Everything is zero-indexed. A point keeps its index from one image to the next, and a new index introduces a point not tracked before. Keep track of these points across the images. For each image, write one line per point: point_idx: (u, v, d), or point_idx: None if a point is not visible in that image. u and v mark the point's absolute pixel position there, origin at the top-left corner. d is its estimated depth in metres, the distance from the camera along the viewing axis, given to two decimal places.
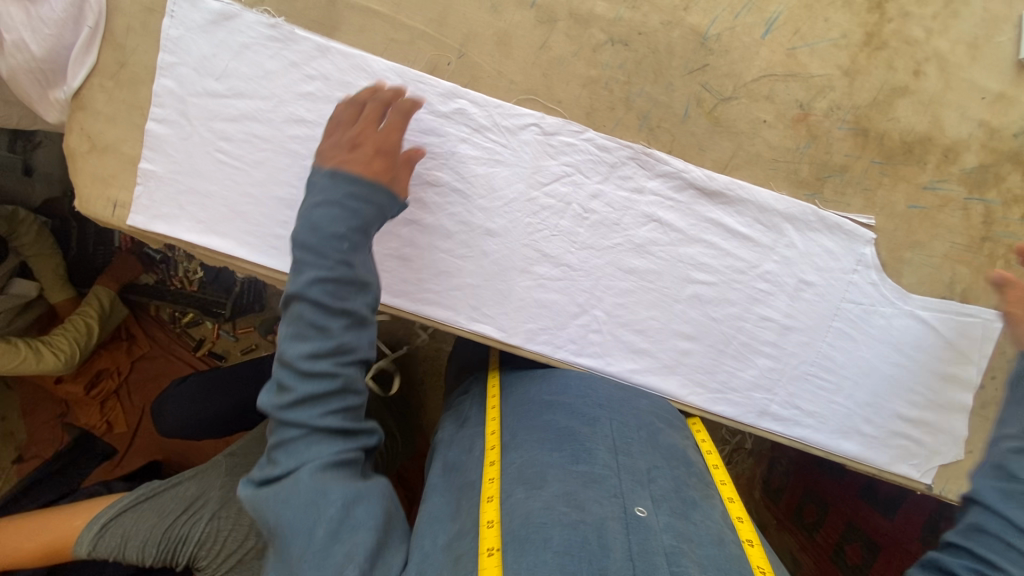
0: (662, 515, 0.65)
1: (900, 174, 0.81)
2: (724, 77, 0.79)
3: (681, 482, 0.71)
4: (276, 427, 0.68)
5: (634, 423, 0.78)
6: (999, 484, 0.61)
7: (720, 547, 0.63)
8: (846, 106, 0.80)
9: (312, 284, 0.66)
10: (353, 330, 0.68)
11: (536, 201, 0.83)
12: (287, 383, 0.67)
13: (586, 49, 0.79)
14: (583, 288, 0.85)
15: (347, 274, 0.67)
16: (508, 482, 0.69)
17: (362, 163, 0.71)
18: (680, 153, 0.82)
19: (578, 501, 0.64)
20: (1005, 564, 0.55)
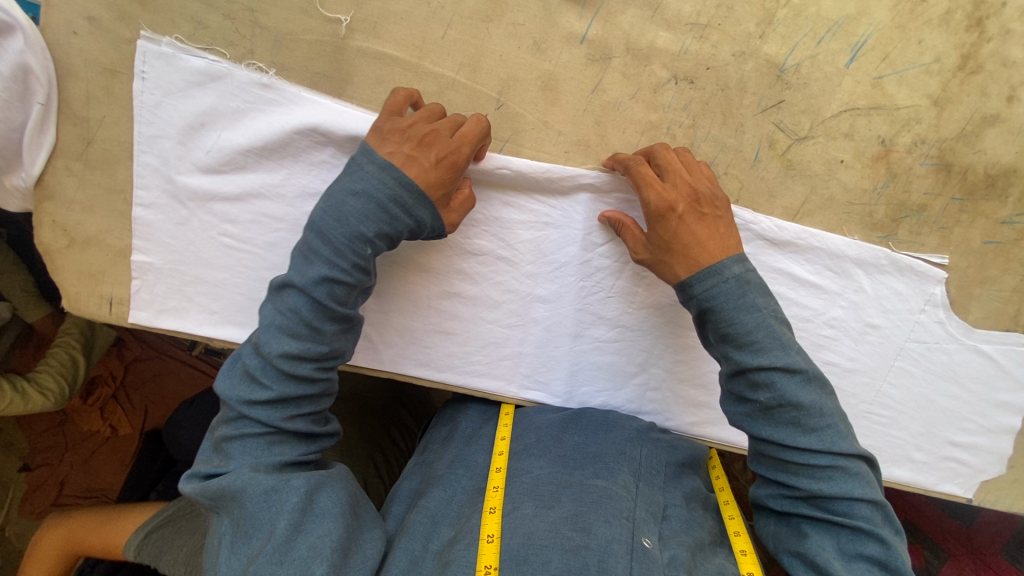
0: (666, 550, 0.62)
1: (979, 210, 0.75)
2: (800, 114, 0.70)
3: (694, 521, 0.68)
4: (235, 416, 0.60)
5: (658, 457, 0.74)
6: (743, 409, 0.61)
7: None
8: (932, 139, 0.72)
9: (315, 283, 0.57)
10: (343, 336, 0.61)
11: (591, 262, 0.75)
12: (262, 378, 0.59)
13: (646, 89, 0.68)
14: (642, 347, 0.80)
15: (360, 279, 0.59)
16: (519, 493, 0.66)
17: (422, 168, 0.59)
18: (749, 201, 0.73)
19: (584, 523, 0.61)
20: (797, 484, 0.57)
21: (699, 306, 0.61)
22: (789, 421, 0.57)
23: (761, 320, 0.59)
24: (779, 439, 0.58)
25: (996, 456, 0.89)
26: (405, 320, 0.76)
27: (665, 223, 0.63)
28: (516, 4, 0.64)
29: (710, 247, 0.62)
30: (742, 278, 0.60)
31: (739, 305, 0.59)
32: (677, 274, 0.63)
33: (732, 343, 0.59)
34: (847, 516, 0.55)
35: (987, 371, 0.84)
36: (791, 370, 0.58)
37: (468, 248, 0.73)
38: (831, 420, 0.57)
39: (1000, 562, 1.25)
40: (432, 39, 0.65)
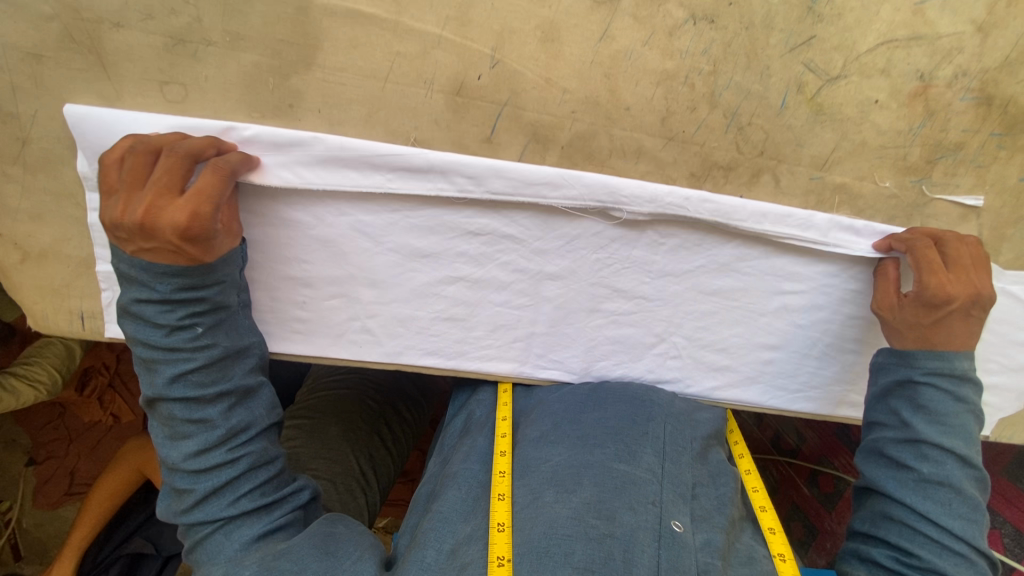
0: (698, 534, 0.61)
1: (1019, 145, 0.69)
2: (832, 51, 0.62)
3: (724, 498, 0.67)
4: (186, 531, 0.59)
5: (685, 431, 0.72)
6: (894, 474, 0.68)
7: (754, 567, 0.61)
8: (973, 70, 0.65)
9: (172, 383, 0.56)
10: (241, 407, 0.59)
11: (604, 234, 0.68)
12: (181, 486, 0.58)
13: (661, 32, 0.60)
14: (661, 317, 0.75)
15: (219, 352, 0.57)
16: (538, 482, 0.64)
17: (167, 254, 0.52)
18: (774, 153, 0.66)
19: (609, 510, 0.59)
20: (916, 549, 0.63)
21: (914, 375, 0.68)
22: (942, 501, 0.65)
23: (956, 410, 0.67)
24: (924, 510, 0.64)
25: (1017, 393, 0.88)
26: (407, 310, 0.70)
27: (932, 312, 0.67)
28: None
29: (960, 340, 0.67)
30: (966, 376, 0.67)
31: (954, 391, 0.67)
32: (904, 341, 0.69)
33: (924, 413, 0.67)
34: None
35: (1013, 312, 0.81)
36: (961, 460, 0.66)
37: (471, 228, 0.66)
38: (972, 519, 0.64)
39: (1004, 485, 1.21)
40: None
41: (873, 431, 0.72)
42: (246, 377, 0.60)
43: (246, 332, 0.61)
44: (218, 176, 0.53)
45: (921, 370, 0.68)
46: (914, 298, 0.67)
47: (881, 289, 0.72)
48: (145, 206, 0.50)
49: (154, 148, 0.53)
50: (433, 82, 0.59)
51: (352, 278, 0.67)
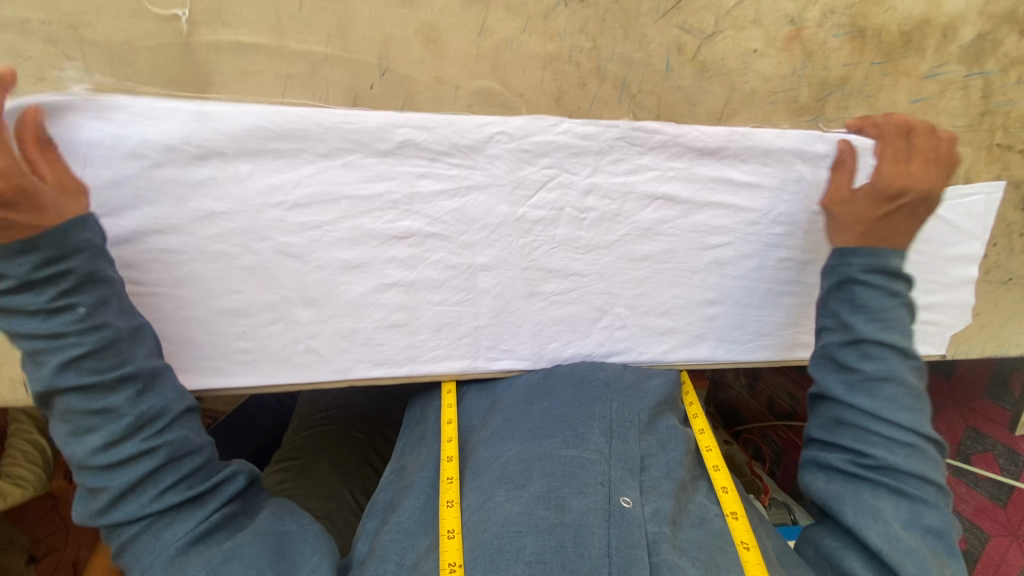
0: (648, 505, 0.62)
1: (900, 70, 0.73)
2: (701, 11, 0.66)
3: (673, 463, 0.69)
4: (111, 537, 0.56)
5: (630, 406, 0.73)
6: (843, 377, 0.68)
7: (706, 527, 0.63)
8: (840, 7, 0.69)
9: (60, 372, 0.53)
10: (150, 394, 0.56)
11: (525, 218, 0.71)
12: (96, 486, 0.55)
13: (536, 18, 0.63)
14: (599, 290, 0.77)
15: (108, 333, 0.54)
16: (489, 480, 0.64)
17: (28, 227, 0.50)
18: (670, 115, 0.70)
19: (558, 498, 0.59)
20: (870, 450, 0.64)
21: (848, 273, 0.69)
22: (889, 396, 0.65)
23: (892, 304, 0.67)
24: (874, 409, 0.65)
25: (960, 307, 0.91)
26: (349, 325, 0.71)
27: (886, 203, 0.68)
28: None
29: (906, 236, 0.69)
30: (901, 270, 0.68)
31: (887, 283, 0.67)
32: (844, 238, 0.71)
33: (863, 311, 0.67)
34: (914, 487, 0.62)
35: (937, 230, 0.84)
36: (902, 352, 0.66)
37: (393, 233, 0.68)
38: (918, 409, 0.66)
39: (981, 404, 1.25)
40: (288, 14, 0.58)
41: (820, 338, 0.72)
42: (149, 359, 0.57)
43: (137, 313, 0.59)
44: None
45: (854, 273, 0.68)
46: (869, 189, 0.69)
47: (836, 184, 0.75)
48: None
49: None
50: (328, 97, 0.61)
51: (287, 301, 0.68)
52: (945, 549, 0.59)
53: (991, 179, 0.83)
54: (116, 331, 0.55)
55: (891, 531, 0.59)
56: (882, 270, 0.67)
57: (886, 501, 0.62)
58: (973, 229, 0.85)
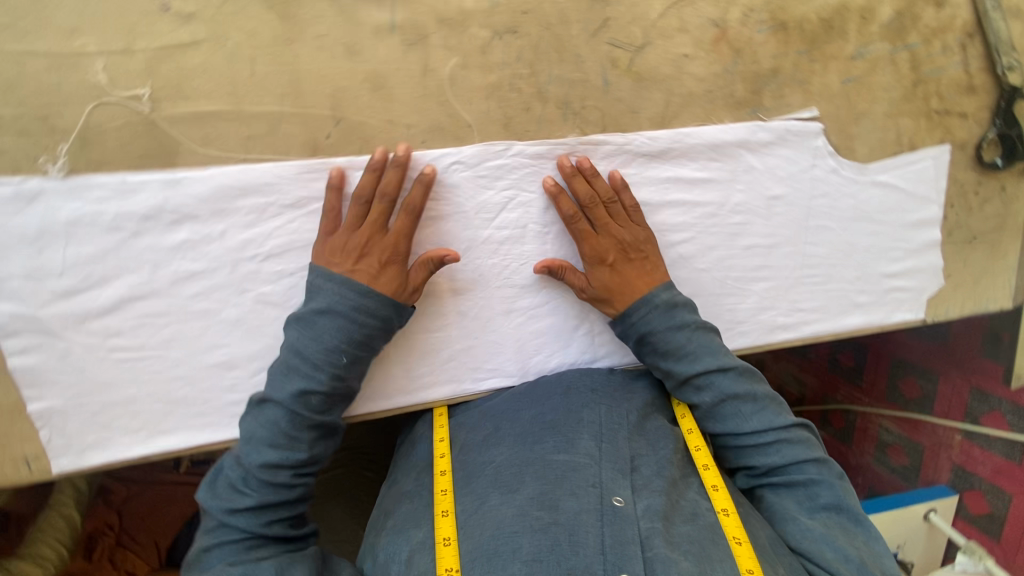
0: (640, 503, 0.64)
1: (828, 55, 0.77)
2: (629, 26, 0.70)
3: (663, 461, 0.70)
4: (214, 525, 0.61)
5: (619, 408, 0.74)
6: (698, 411, 0.75)
7: (697, 522, 0.64)
8: (758, 5, 0.73)
9: (297, 399, 0.61)
10: (326, 444, 0.64)
11: (491, 239, 0.74)
12: (245, 487, 0.61)
13: (474, 52, 0.67)
14: (573, 299, 0.80)
15: (338, 387, 0.64)
16: (483, 485, 0.66)
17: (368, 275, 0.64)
18: (615, 125, 0.74)
19: (552, 499, 0.62)
20: (755, 462, 0.72)
21: (637, 330, 0.73)
22: (734, 412, 0.72)
23: (688, 337, 0.73)
24: (731, 428, 0.72)
25: (930, 270, 0.93)
26: None
27: (608, 269, 0.73)
28: (311, 15, 0.61)
29: (641, 282, 0.73)
30: (671, 304, 0.73)
31: (671, 325, 0.73)
32: (626, 300, 0.73)
33: (673, 357, 0.73)
34: (803, 474, 0.69)
35: (894, 198, 0.87)
36: (725, 370, 0.72)
37: None
38: (767, 405, 0.72)
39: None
40: (241, 79, 0.62)
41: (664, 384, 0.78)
42: (343, 417, 0.66)
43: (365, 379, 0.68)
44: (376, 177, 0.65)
45: (640, 322, 0.73)
46: (602, 265, 0.73)
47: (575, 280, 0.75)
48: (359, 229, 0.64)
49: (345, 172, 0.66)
50: (288, 151, 0.65)
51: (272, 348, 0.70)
52: (852, 520, 0.66)
53: (935, 144, 0.86)
54: (344, 386, 0.65)
55: (803, 530, 0.66)
56: (660, 309, 0.73)
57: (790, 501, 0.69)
58: (927, 193, 0.88)
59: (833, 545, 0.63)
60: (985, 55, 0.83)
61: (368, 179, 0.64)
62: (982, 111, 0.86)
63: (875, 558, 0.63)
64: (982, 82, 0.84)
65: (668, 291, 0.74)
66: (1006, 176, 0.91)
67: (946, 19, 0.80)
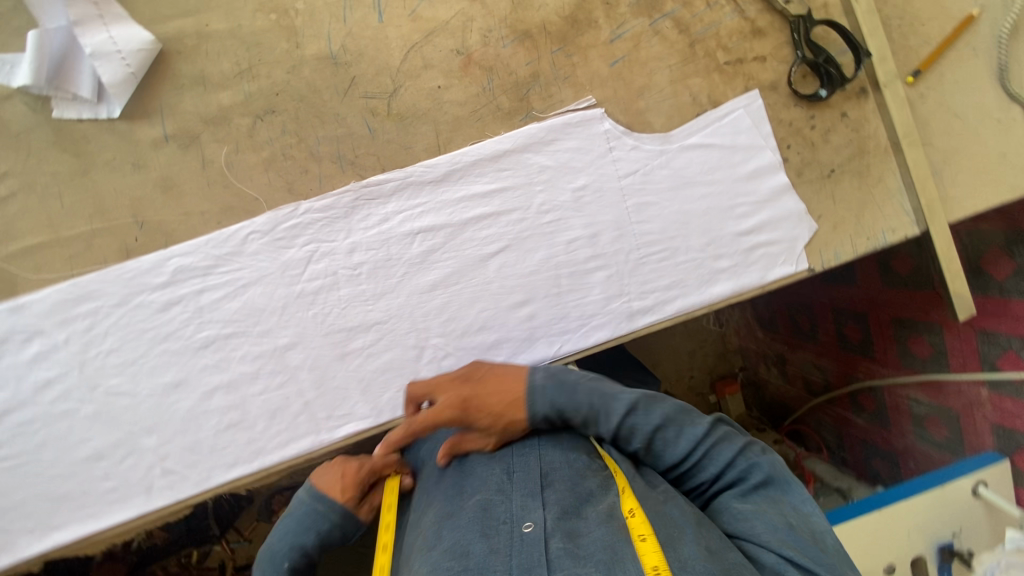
0: (554, 521, 0.59)
1: (584, 46, 0.80)
2: (376, 77, 0.77)
3: (576, 475, 0.67)
4: None
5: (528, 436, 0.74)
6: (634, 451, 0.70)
7: (612, 523, 0.59)
8: (495, 24, 0.78)
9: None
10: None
11: (305, 291, 0.79)
12: None
13: (242, 138, 0.76)
14: (405, 330, 0.82)
15: None
16: (416, 556, 0.62)
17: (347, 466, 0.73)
18: (393, 164, 0.79)
19: (463, 546, 0.58)
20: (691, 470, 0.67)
21: (543, 417, 0.70)
22: (668, 437, 0.67)
23: (594, 390, 0.70)
24: (668, 454, 0.67)
25: (794, 216, 0.87)
26: (192, 437, 0.80)
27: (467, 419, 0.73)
28: (97, 147, 0.74)
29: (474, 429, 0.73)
30: (550, 379, 0.72)
31: (563, 397, 0.70)
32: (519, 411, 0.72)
33: (593, 418, 0.69)
34: (735, 469, 0.66)
35: (715, 156, 0.84)
36: (638, 403, 0.68)
37: (197, 346, 0.78)
38: (683, 421, 0.68)
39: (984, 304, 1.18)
40: (55, 212, 0.74)
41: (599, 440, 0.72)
42: None
43: None
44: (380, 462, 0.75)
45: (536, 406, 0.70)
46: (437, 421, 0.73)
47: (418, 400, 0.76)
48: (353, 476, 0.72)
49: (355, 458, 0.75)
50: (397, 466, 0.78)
51: (132, 433, 0.79)
52: (777, 487, 0.64)
53: (741, 92, 0.83)
54: None
55: (734, 514, 0.63)
56: (546, 388, 0.71)
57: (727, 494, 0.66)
58: (753, 141, 0.84)
59: (761, 517, 0.60)
60: None
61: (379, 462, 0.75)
62: (781, 49, 0.83)
63: (802, 520, 0.60)
64: (767, 23, 0.82)
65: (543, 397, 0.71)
66: (842, 103, 0.85)
67: None
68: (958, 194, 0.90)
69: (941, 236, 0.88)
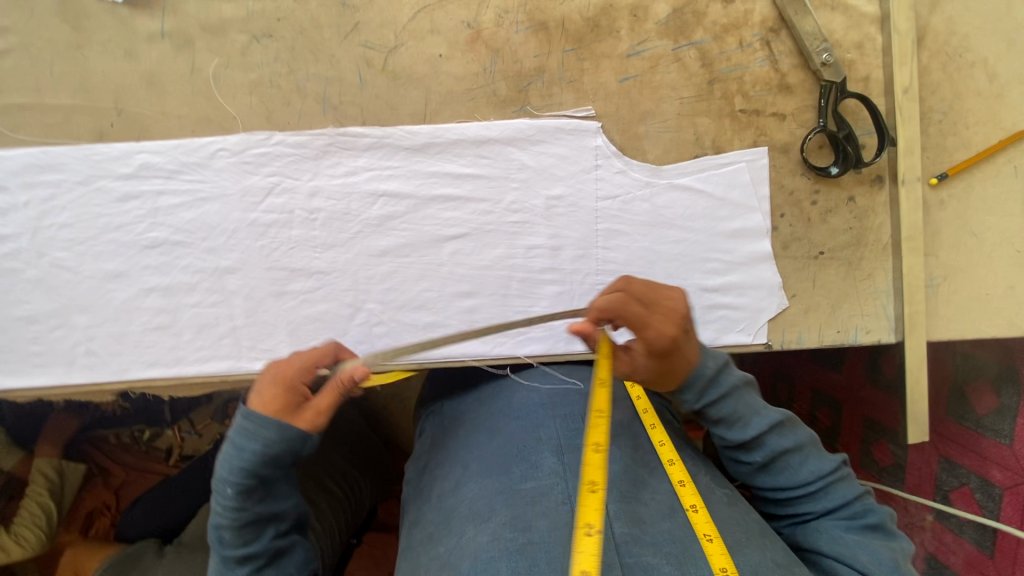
0: (613, 506, 0.65)
1: (598, 53, 0.76)
2: (380, 28, 0.75)
3: (629, 462, 0.71)
4: None
5: (572, 414, 0.77)
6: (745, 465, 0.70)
7: (672, 518, 0.65)
8: (513, 6, 0.75)
9: (218, 532, 0.64)
10: (270, 568, 0.66)
11: (258, 221, 0.80)
12: None
13: (235, 54, 0.76)
14: (345, 287, 0.82)
15: (245, 516, 0.63)
16: (461, 520, 0.65)
17: (256, 392, 0.64)
18: (375, 120, 0.78)
19: (525, 521, 0.61)
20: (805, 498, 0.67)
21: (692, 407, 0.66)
22: (793, 463, 0.67)
23: (743, 396, 0.66)
24: (783, 480, 0.67)
25: (767, 288, 0.82)
26: (120, 328, 0.82)
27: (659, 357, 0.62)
28: (97, 26, 0.75)
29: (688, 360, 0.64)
30: (716, 374, 0.64)
31: (721, 394, 0.65)
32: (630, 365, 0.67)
33: (720, 424, 0.67)
34: (849, 508, 0.66)
35: (702, 204, 0.80)
36: (780, 426, 0.67)
37: (145, 244, 0.80)
38: (809, 450, 0.67)
39: (949, 428, 1.10)
40: (44, 77, 0.76)
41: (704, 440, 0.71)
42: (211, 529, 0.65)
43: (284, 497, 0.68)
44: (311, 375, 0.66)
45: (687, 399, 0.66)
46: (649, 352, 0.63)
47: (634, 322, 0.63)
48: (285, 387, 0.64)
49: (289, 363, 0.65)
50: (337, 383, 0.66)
51: (65, 308, 0.81)
52: (885, 527, 0.64)
53: (749, 145, 0.79)
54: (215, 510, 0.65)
55: (834, 537, 0.64)
56: (707, 388, 0.64)
57: (824, 520, 0.66)
58: (745, 199, 0.79)
59: (868, 551, 0.61)
60: (796, 52, 0.77)
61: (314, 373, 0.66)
62: (804, 112, 0.78)
63: (907, 558, 0.62)
64: (798, 80, 0.77)
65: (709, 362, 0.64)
66: (853, 186, 0.80)
67: (738, 15, 0.75)
68: (948, 315, 0.84)
69: (916, 353, 0.82)
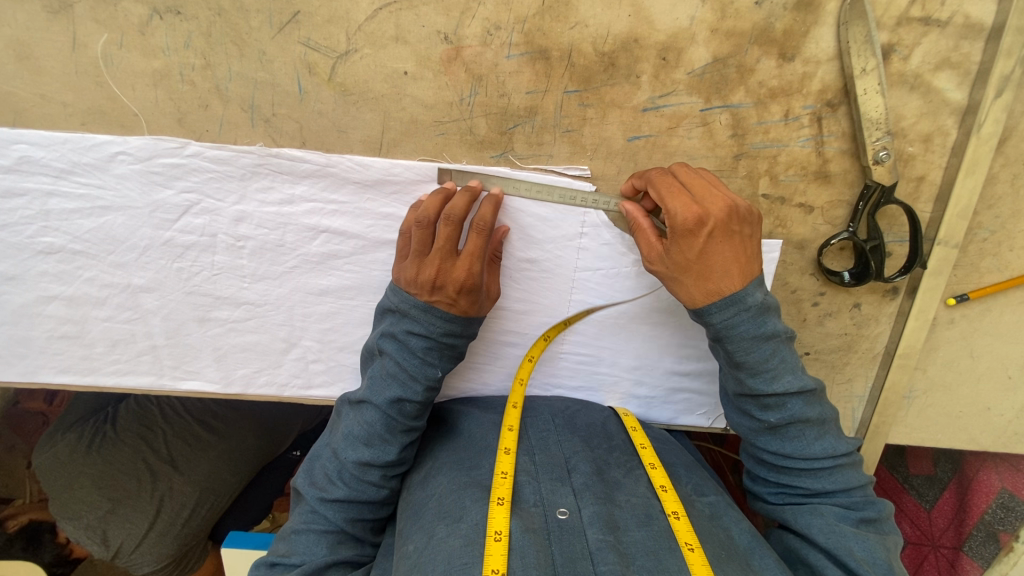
0: (587, 509, 0.56)
1: (607, 100, 0.60)
2: (326, 25, 0.58)
3: (601, 461, 0.64)
4: (306, 510, 0.62)
5: (541, 416, 0.71)
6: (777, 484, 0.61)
7: (649, 527, 0.56)
8: (507, 21, 0.57)
9: (392, 405, 0.60)
10: (410, 446, 0.64)
11: (174, 241, 0.67)
12: (336, 478, 0.61)
13: (131, 32, 0.58)
14: (279, 321, 0.72)
15: (430, 395, 0.63)
16: (428, 519, 0.56)
17: (447, 305, 0.60)
18: (318, 142, 0.62)
19: (491, 524, 0.54)
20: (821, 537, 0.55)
21: (714, 332, 0.57)
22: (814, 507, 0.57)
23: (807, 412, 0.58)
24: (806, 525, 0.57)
25: None
26: (20, 331, 0.72)
27: (694, 242, 0.55)
28: None
29: (726, 275, 0.55)
30: (763, 311, 0.55)
31: (757, 335, 0.55)
32: (737, 279, 0.55)
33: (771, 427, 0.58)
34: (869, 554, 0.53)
35: None
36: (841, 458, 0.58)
37: (37, 247, 0.67)
38: (829, 426, 0.59)
39: (880, 472, 1.08)
40: None
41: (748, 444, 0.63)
42: (385, 383, 0.61)
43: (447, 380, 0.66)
44: (480, 236, 0.60)
45: (725, 325, 0.55)
46: (673, 241, 0.56)
47: (644, 241, 0.59)
48: (436, 267, 0.59)
49: (441, 222, 0.59)
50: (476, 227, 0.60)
51: None
52: (876, 523, 0.57)
53: (765, 236, 0.66)
54: (402, 368, 0.61)
55: (830, 526, 0.55)
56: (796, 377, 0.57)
57: (827, 505, 0.57)
58: None
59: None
60: (849, 134, 0.61)
61: (475, 244, 0.60)
62: (836, 207, 0.65)
63: (896, 554, 0.55)
64: (840, 169, 0.63)
65: (759, 292, 0.55)
66: (862, 293, 0.71)
67: (794, 78, 0.59)
68: (914, 424, 0.81)
69: (870, 459, 0.80)
